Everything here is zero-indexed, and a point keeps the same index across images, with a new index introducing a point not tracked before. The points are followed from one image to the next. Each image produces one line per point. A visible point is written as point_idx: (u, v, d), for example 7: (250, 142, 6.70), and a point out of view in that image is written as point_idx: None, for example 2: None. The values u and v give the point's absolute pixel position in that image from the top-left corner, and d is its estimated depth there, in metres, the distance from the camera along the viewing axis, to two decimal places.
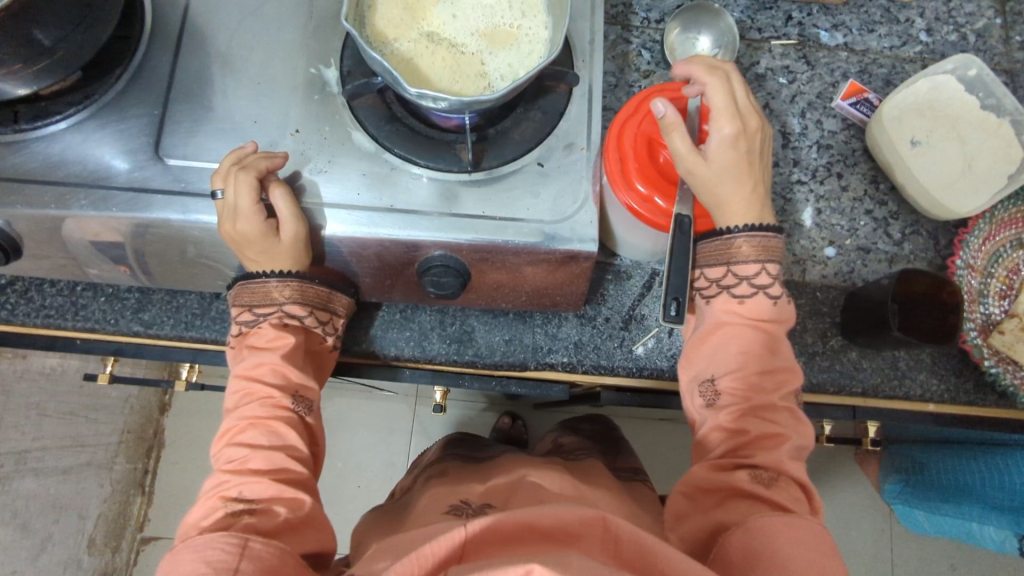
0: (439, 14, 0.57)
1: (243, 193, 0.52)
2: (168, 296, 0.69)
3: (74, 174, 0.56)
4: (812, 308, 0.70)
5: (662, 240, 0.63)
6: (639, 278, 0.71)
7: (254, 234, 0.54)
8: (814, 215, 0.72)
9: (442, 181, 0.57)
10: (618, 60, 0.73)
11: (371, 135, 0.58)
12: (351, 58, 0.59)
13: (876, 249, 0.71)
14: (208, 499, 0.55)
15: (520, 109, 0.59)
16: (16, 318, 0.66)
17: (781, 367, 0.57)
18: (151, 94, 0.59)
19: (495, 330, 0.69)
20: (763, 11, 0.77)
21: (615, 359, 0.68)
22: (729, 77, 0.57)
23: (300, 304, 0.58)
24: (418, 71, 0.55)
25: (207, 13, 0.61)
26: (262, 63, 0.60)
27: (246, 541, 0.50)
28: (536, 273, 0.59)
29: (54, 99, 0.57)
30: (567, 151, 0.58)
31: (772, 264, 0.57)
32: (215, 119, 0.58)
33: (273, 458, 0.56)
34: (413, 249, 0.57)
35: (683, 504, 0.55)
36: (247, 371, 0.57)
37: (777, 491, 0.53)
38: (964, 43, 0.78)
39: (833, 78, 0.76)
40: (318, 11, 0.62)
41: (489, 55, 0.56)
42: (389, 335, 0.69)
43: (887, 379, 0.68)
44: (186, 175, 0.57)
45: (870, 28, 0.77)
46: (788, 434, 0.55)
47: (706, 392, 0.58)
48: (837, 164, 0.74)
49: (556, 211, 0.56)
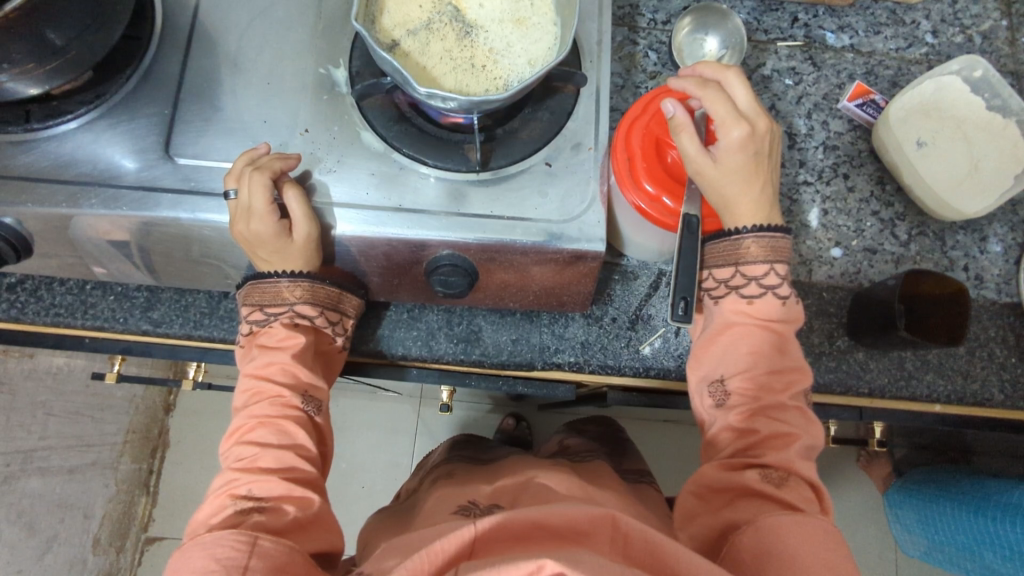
0: (462, 17, 0.58)
1: (258, 193, 0.52)
2: (177, 295, 0.69)
3: (84, 174, 0.56)
4: (819, 309, 0.70)
5: (669, 241, 0.63)
6: (646, 278, 0.71)
7: (268, 234, 0.54)
8: (820, 216, 0.72)
9: (451, 181, 0.57)
10: (625, 61, 0.74)
11: (380, 135, 0.58)
12: (360, 59, 0.59)
13: (882, 250, 0.72)
14: (217, 497, 0.55)
15: (528, 109, 0.59)
16: (25, 316, 0.67)
17: (789, 368, 0.57)
18: (162, 95, 0.59)
19: (501, 330, 0.69)
20: (769, 13, 0.77)
21: (621, 359, 0.68)
22: (743, 94, 0.57)
23: (311, 304, 0.58)
24: (428, 73, 0.55)
25: (217, 14, 0.62)
26: (273, 63, 0.60)
27: (256, 539, 0.50)
28: (544, 273, 0.60)
29: (65, 98, 0.58)
30: (575, 151, 0.58)
31: (781, 265, 0.57)
32: (225, 120, 0.59)
33: (282, 457, 0.56)
34: (421, 249, 0.57)
35: (692, 504, 0.56)
36: (256, 370, 0.58)
37: (786, 491, 0.53)
38: (971, 44, 0.78)
39: (839, 79, 0.76)
40: (327, 11, 0.62)
41: (501, 55, 0.56)
42: (396, 334, 0.69)
43: (893, 380, 0.69)
44: (195, 175, 0.57)
45: (876, 30, 0.78)
46: (796, 434, 0.55)
47: (715, 393, 0.58)
48: (843, 165, 0.74)
49: (565, 211, 0.57)
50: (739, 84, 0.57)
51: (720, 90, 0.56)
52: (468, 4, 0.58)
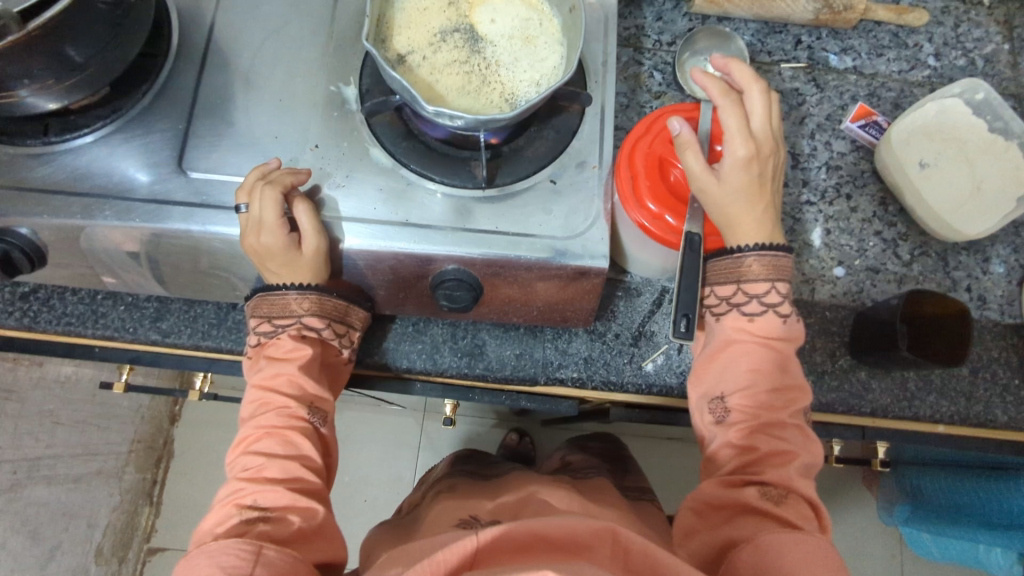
0: (470, 37, 0.59)
1: (269, 206, 0.53)
2: (186, 306, 0.70)
3: (100, 186, 0.58)
4: (822, 327, 0.70)
5: (672, 259, 0.64)
6: (649, 295, 0.71)
7: (277, 247, 0.55)
8: (823, 235, 0.73)
9: (457, 197, 0.58)
10: (630, 81, 0.75)
11: (389, 151, 0.59)
12: (370, 76, 0.61)
13: (885, 270, 0.72)
14: (223, 506, 0.56)
15: (533, 128, 0.60)
16: (37, 325, 0.68)
17: (790, 386, 0.57)
18: (176, 111, 0.61)
19: (505, 344, 0.70)
20: (773, 34, 0.78)
21: (624, 375, 0.69)
22: (757, 113, 0.58)
23: (319, 316, 0.59)
24: (437, 92, 0.56)
25: (232, 32, 0.63)
26: (284, 80, 0.62)
27: (260, 548, 0.50)
28: (548, 288, 0.60)
29: (83, 113, 0.59)
30: (579, 169, 0.59)
31: (782, 283, 0.58)
32: (237, 135, 0.60)
33: (288, 467, 0.57)
34: (427, 263, 0.58)
35: (691, 520, 0.56)
36: (264, 381, 0.58)
37: (785, 508, 0.53)
38: (973, 67, 0.79)
39: (842, 101, 0.77)
40: (339, 30, 0.63)
41: (509, 73, 0.58)
42: (401, 347, 0.69)
43: (896, 400, 0.69)
44: (206, 189, 0.58)
45: (879, 53, 0.79)
46: (796, 452, 0.55)
47: (715, 410, 0.58)
48: (846, 185, 0.74)
49: (569, 228, 0.57)
50: (757, 102, 0.58)
51: (737, 105, 0.58)
52: (476, 24, 0.59)
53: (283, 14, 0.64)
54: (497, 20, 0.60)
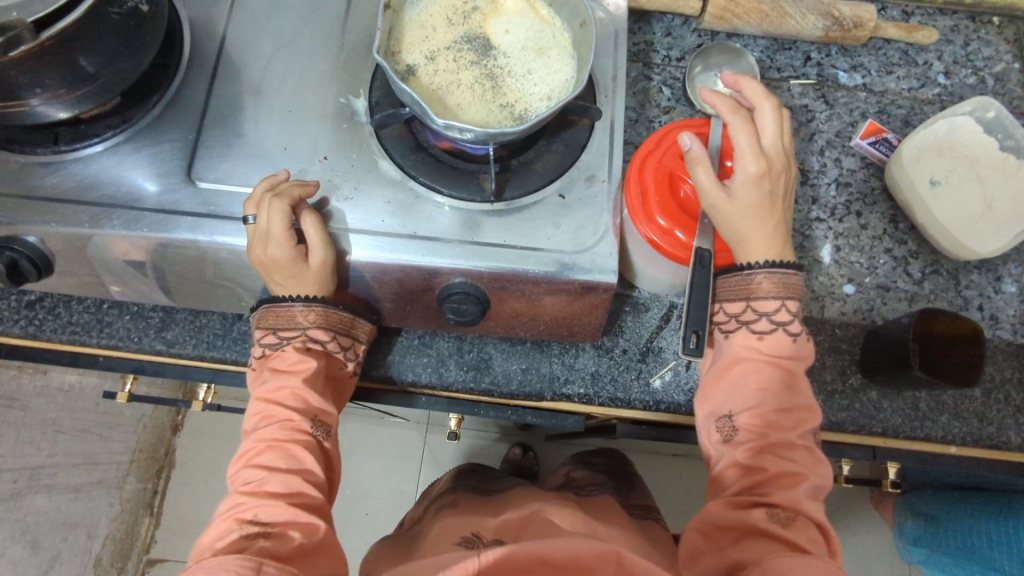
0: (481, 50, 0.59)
1: (277, 218, 0.53)
2: (191, 316, 0.70)
3: (108, 195, 0.58)
4: (831, 345, 0.70)
5: (681, 275, 0.63)
6: (657, 310, 0.71)
7: (283, 259, 0.55)
8: (833, 252, 0.72)
9: (465, 210, 0.58)
10: (639, 96, 0.75)
11: (397, 163, 0.59)
12: (380, 89, 0.60)
13: (896, 288, 0.71)
14: (223, 521, 0.55)
15: (542, 142, 0.60)
16: (42, 333, 0.68)
17: (799, 405, 0.57)
18: (186, 121, 0.61)
19: (512, 359, 0.69)
20: (783, 51, 0.78)
21: (631, 391, 0.68)
22: (768, 130, 0.58)
23: (324, 328, 0.58)
24: (446, 105, 0.56)
25: (243, 44, 0.63)
26: (294, 92, 0.62)
27: (260, 565, 0.50)
28: (555, 303, 0.60)
29: (94, 122, 0.60)
30: (588, 183, 0.59)
31: (792, 301, 0.57)
32: (246, 146, 0.60)
33: (289, 482, 0.56)
34: (434, 277, 0.57)
35: (698, 542, 0.55)
36: (268, 394, 0.58)
37: (794, 531, 0.52)
38: (983, 85, 0.79)
39: (851, 118, 0.77)
40: (349, 43, 0.64)
41: (519, 87, 0.58)
42: (406, 360, 0.69)
43: (907, 420, 0.68)
44: (214, 199, 0.58)
45: (888, 70, 0.79)
46: (806, 473, 0.54)
47: (723, 428, 0.57)
48: (856, 202, 0.74)
49: (577, 242, 0.57)
50: (767, 119, 0.58)
51: (747, 121, 0.57)
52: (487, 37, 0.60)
53: (294, 27, 0.64)
54: (509, 33, 0.60)
